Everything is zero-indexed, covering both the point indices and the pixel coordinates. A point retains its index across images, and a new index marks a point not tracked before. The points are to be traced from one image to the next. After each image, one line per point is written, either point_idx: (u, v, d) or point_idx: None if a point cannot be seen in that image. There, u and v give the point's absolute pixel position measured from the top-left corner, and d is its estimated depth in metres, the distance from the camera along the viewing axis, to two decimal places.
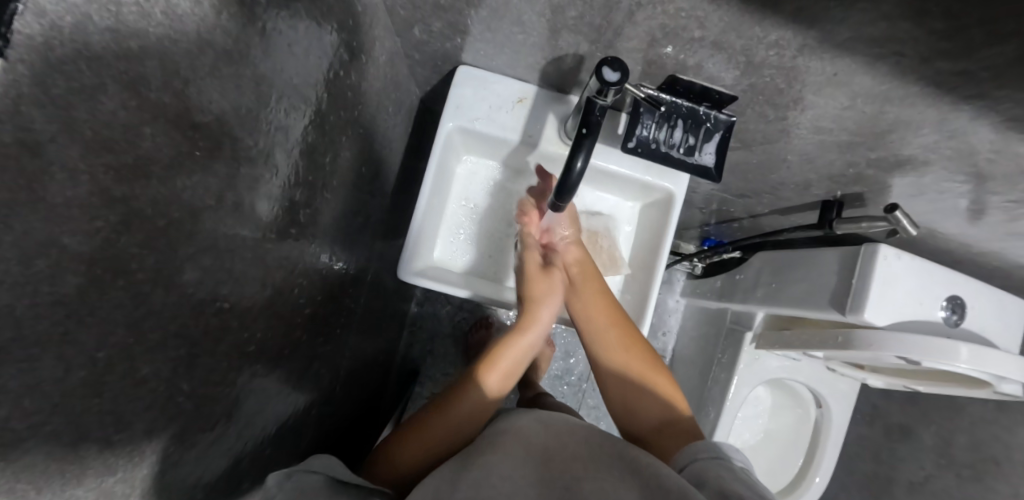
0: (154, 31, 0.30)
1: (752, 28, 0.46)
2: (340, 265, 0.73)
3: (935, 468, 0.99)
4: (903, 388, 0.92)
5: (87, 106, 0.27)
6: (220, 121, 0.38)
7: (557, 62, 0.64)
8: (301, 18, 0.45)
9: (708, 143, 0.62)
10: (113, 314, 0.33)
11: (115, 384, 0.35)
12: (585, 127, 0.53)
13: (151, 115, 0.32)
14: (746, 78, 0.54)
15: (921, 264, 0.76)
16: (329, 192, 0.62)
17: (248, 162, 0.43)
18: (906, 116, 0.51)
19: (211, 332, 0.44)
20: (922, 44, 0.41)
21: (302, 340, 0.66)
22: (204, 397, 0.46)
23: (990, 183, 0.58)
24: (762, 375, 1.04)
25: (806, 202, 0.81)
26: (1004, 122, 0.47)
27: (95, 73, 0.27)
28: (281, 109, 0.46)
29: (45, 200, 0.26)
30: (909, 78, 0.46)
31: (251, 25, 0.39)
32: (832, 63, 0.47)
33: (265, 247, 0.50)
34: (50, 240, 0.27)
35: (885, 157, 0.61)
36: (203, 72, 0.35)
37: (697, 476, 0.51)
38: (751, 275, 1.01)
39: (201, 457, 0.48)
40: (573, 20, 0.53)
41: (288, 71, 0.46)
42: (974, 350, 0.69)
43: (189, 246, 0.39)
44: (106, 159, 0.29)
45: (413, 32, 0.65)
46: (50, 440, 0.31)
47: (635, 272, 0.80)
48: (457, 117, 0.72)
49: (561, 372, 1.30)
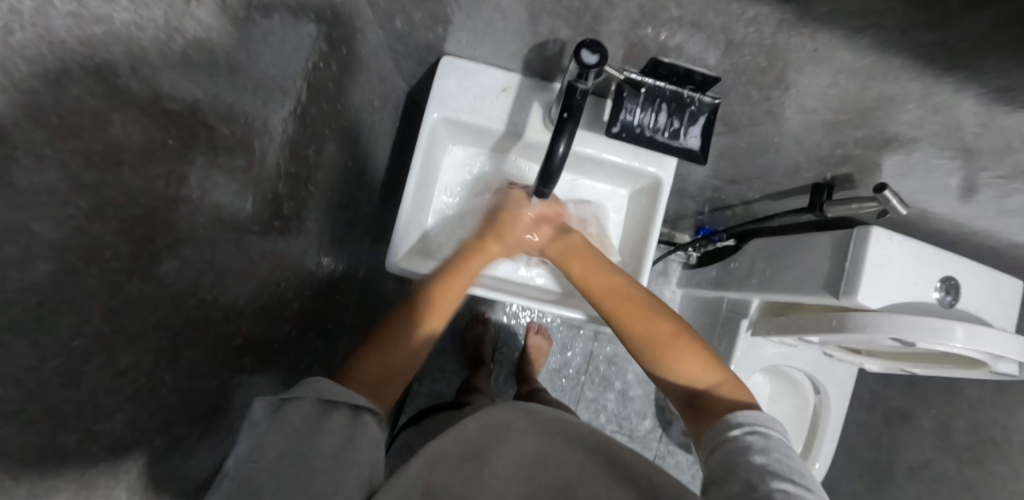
0: (121, 17, 0.30)
1: (730, 6, 0.45)
2: (329, 259, 0.73)
3: (935, 452, 0.98)
4: (900, 371, 0.92)
5: (51, 91, 0.27)
6: (194, 110, 0.38)
7: (540, 49, 0.64)
8: (277, 7, 0.45)
9: (693, 126, 0.62)
10: (88, 303, 0.33)
11: (93, 374, 0.35)
12: (567, 112, 0.53)
13: (121, 102, 0.32)
14: (728, 58, 0.53)
15: (914, 245, 0.75)
16: (314, 185, 0.62)
17: (225, 152, 0.43)
18: (889, 91, 0.51)
19: (193, 324, 0.44)
20: (901, 14, 0.40)
21: (292, 335, 0.66)
22: (189, 389, 0.46)
23: (979, 159, 0.58)
24: (759, 362, 1.03)
25: (797, 186, 0.81)
26: (988, 94, 0.46)
27: (59, 58, 0.27)
28: (259, 99, 0.46)
29: (10, 185, 0.26)
30: (891, 51, 0.45)
31: (223, 13, 0.39)
32: (812, 39, 0.47)
33: (248, 239, 0.50)
34: (17, 226, 0.27)
35: (872, 135, 0.60)
36: (174, 59, 0.35)
37: (724, 458, 0.47)
38: (745, 262, 1.01)
39: (188, 450, 0.47)
40: (552, 4, 0.53)
41: (265, 61, 0.45)
42: (969, 329, 0.69)
43: (167, 236, 0.38)
44: (73, 146, 0.29)
45: (395, 23, 0.65)
46: (27, 429, 0.31)
47: (625, 260, 0.80)
48: (442, 108, 0.72)
49: (558, 366, 1.30)
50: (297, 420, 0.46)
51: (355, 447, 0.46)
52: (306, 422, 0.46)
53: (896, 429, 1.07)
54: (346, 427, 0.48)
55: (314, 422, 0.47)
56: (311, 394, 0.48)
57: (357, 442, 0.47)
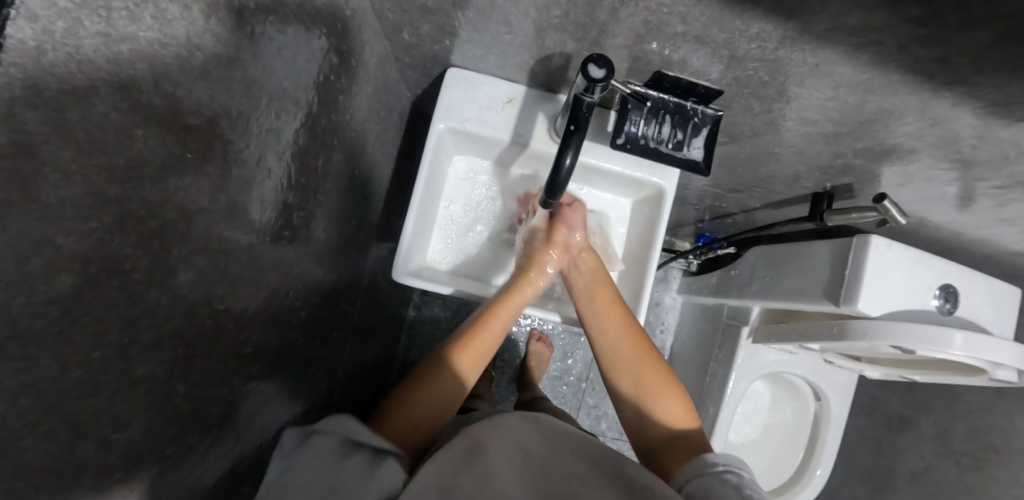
0: (146, 36, 0.31)
1: (733, 22, 0.46)
2: (335, 268, 0.73)
3: (934, 458, 0.99)
4: (900, 378, 0.92)
5: (79, 109, 0.28)
6: (212, 124, 0.39)
7: (545, 61, 0.65)
8: (290, 23, 0.46)
9: (697, 137, 0.63)
10: (107, 315, 0.34)
11: (111, 384, 0.35)
12: (574, 124, 0.54)
13: (143, 117, 0.32)
14: (731, 71, 0.55)
15: (913, 254, 0.76)
16: (322, 195, 0.62)
17: (239, 164, 0.43)
18: (889, 104, 0.52)
19: (206, 333, 0.45)
20: (900, 31, 0.42)
21: (299, 343, 0.66)
22: (200, 398, 0.46)
23: (976, 169, 0.59)
24: (760, 369, 1.04)
25: (797, 195, 0.82)
26: (986, 107, 0.48)
27: (87, 76, 0.28)
28: (272, 112, 0.47)
29: (39, 200, 0.27)
30: (891, 66, 0.47)
31: (240, 29, 0.39)
32: (813, 54, 0.48)
33: (259, 249, 0.50)
34: (44, 240, 0.28)
35: (871, 146, 0.61)
36: (193, 75, 0.36)
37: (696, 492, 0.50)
38: (746, 270, 1.02)
39: (199, 459, 0.48)
40: (558, 19, 0.54)
41: (278, 74, 0.46)
42: (968, 338, 0.69)
43: (183, 247, 0.39)
44: (98, 161, 0.30)
45: (402, 35, 0.66)
46: (47, 439, 0.31)
47: (628, 269, 0.81)
48: (448, 118, 0.73)
49: (559, 373, 1.30)
50: (325, 452, 0.49)
51: (378, 472, 0.48)
52: (334, 455, 0.49)
53: (895, 435, 1.08)
54: (366, 465, 0.49)
55: (342, 455, 0.49)
56: (339, 433, 0.52)
57: (377, 471, 0.48)
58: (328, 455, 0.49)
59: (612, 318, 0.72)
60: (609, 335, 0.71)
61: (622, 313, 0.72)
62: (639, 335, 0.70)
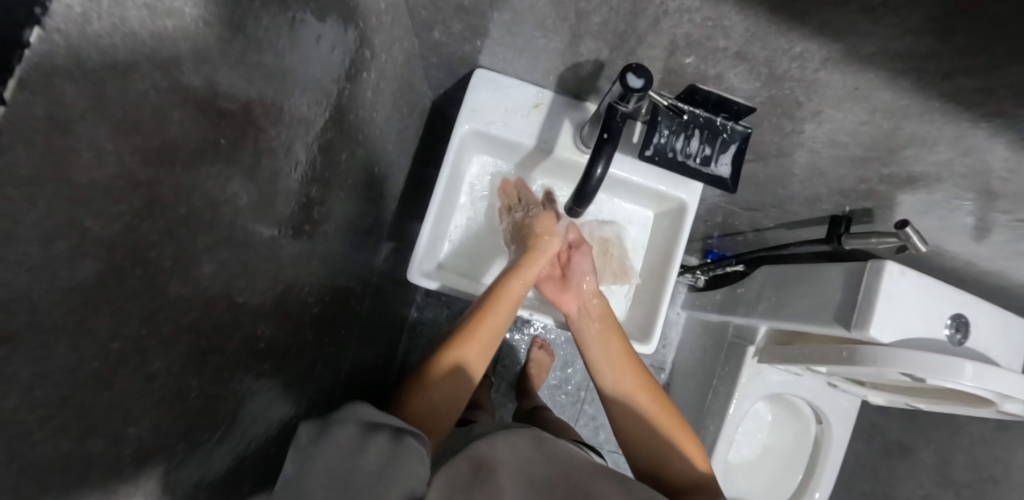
0: (191, 13, 0.30)
1: (777, 39, 0.46)
2: (346, 266, 0.72)
3: (934, 488, 1.00)
4: (904, 405, 0.92)
5: (118, 84, 0.26)
6: (245, 110, 0.38)
7: (575, 68, 0.64)
8: (329, 12, 0.45)
9: (724, 153, 0.63)
10: (129, 304, 0.32)
11: (125, 377, 0.33)
12: (607, 132, 0.53)
13: (180, 98, 0.31)
14: (766, 89, 0.54)
15: (926, 281, 0.76)
16: (343, 191, 0.61)
17: (269, 153, 0.42)
18: (924, 132, 0.52)
19: (222, 328, 0.43)
20: (947, 60, 0.41)
21: (308, 340, 0.64)
22: (211, 394, 0.44)
23: (1000, 201, 0.59)
24: (764, 389, 1.04)
25: (814, 216, 0.82)
26: (1020, 140, 0.47)
27: (129, 50, 0.26)
28: (304, 102, 0.45)
29: (70, 178, 0.25)
30: (931, 95, 0.46)
31: (280, 14, 0.38)
32: (854, 77, 0.48)
33: (279, 243, 0.49)
34: (72, 222, 0.26)
35: (897, 174, 0.61)
36: (232, 58, 0.35)
37: None
38: (754, 289, 1.01)
39: (205, 458, 0.45)
40: (597, 26, 0.53)
41: (313, 63, 0.45)
42: (978, 368, 0.69)
43: (208, 235, 0.37)
44: (132, 141, 0.28)
45: (432, 33, 0.65)
46: (58, 434, 0.29)
47: (645, 283, 0.81)
48: (473, 120, 0.72)
49: (558, 382, 1.29)
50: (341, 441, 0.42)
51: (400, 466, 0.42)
52: (350, 444, 0.42)
53: (894, 462, 1.08)
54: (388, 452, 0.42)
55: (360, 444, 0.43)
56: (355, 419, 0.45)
57: (400, 467, 0.41)
58: (348, 440, 0.43)
59: (622, 369, 0.68)
60: (623, 377, 0.68)
61: (632, 362, 0.69)
62: (651, 386, 0.68)
